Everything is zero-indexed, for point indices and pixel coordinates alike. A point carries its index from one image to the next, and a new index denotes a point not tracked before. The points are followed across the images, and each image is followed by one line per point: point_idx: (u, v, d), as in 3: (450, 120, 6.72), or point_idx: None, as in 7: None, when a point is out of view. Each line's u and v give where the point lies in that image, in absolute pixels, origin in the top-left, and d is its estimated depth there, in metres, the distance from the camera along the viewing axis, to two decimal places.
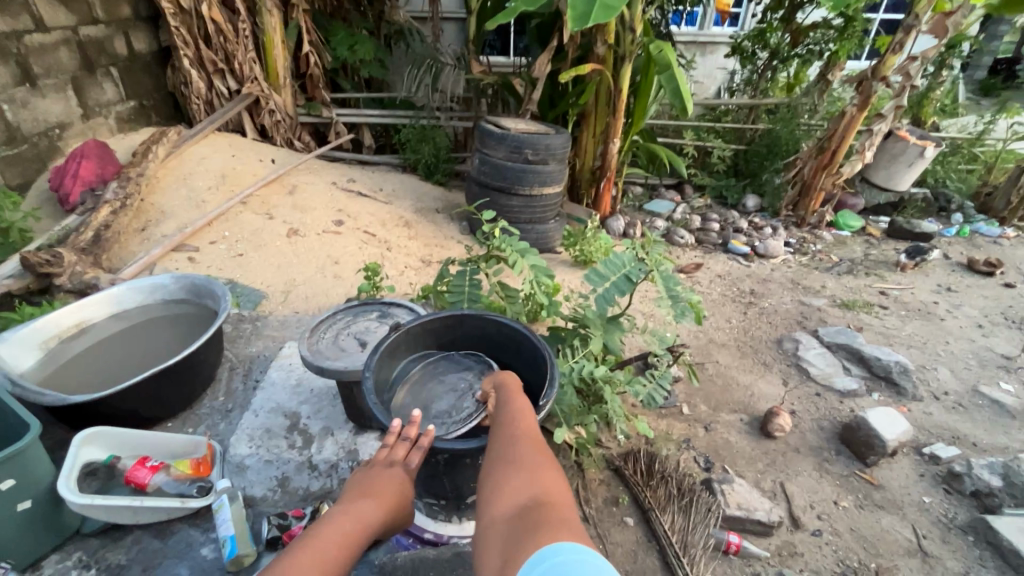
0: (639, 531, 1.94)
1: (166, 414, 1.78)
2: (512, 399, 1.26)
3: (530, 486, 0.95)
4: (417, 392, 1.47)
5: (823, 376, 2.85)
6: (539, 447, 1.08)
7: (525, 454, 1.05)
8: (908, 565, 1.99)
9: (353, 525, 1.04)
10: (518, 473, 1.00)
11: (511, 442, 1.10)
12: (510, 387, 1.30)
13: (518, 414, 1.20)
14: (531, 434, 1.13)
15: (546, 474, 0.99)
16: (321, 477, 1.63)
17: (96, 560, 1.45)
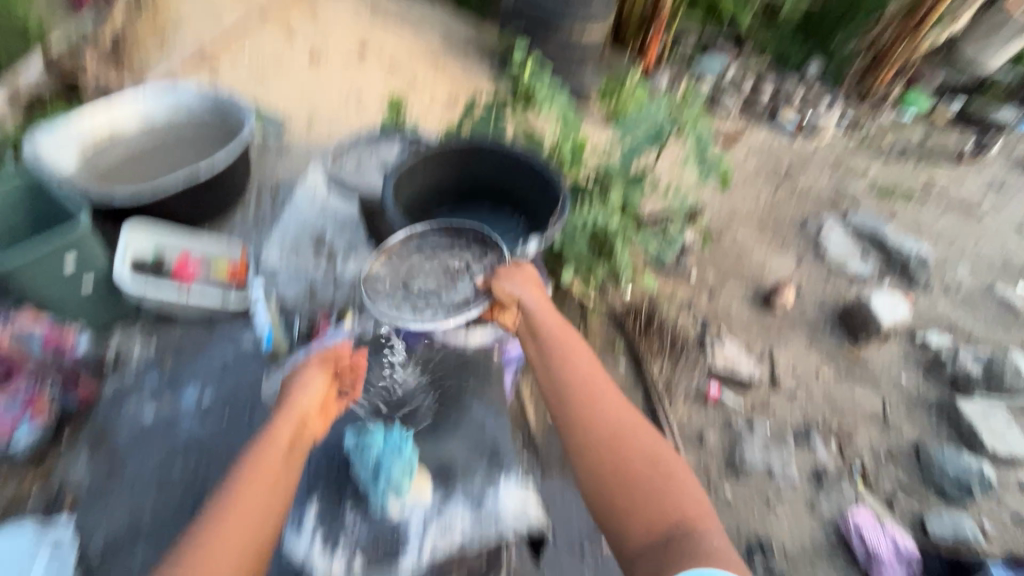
0: (629, 373, 2.11)
1: (202, 220, 1.91)
2: (572, 358, 1.25)
3: (654, 497, 1.08)
4: (399, 271, 1.41)
5: (838, 259, 2.85)
6: (631, 433, 1.17)
7: (626, 448, 1.14)
8: (867, 427, 2.20)
9: (280, 455, 1.09)
10: (630, 480, 1.10)
11: (616, 439, 1.15)
12: (558, 338, 1.27)
13: (587, 385, 1.22)
14: (614, 412, 1.19)
15: (658, 473, 1.11)
16: (346, 289, 1.78)
17: (156, 335, 1.68)
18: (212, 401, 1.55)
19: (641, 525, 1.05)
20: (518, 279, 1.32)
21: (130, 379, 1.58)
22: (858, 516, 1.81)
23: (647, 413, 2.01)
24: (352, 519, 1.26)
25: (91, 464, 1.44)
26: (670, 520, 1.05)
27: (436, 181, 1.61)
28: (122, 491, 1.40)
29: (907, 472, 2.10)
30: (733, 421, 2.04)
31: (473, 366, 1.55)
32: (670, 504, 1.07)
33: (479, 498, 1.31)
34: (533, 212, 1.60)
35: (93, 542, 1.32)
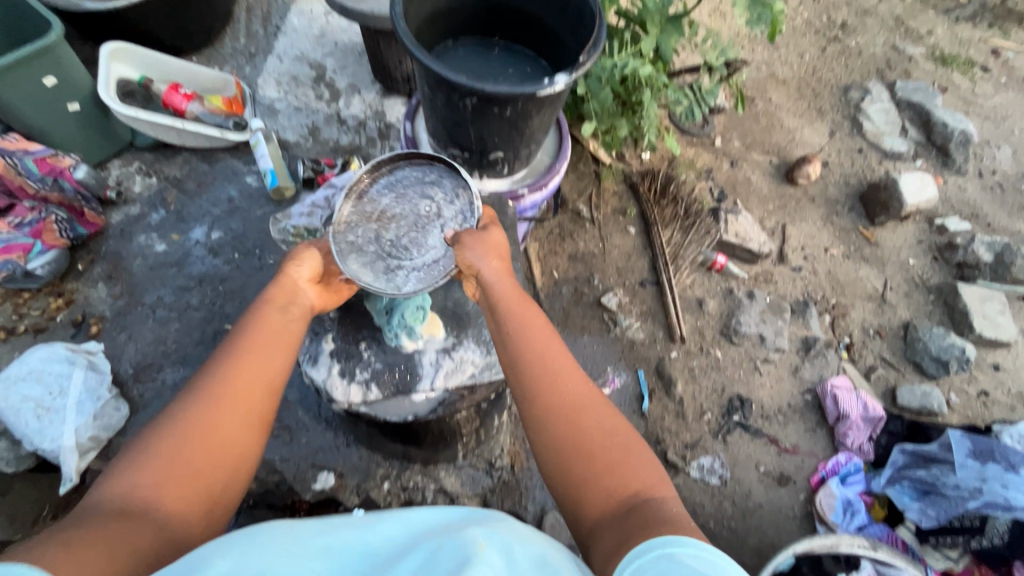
0: (638, 240, 2.09)
1: (190, 46, 1.75)
2: (518, 321, 0.95)
3: (612, 473, 0.79)
4: (367, 218, 1.19)
5: (874, 134, 2.66)
6: (589, 399, 0.86)
7: (584, 416, 0.84)
8: (863, 306, 2.25)
9: (278, 325, 0.92)
10: (587, 456, 0.80)
11: (567, 408, 0.85)
12: (504, 298, 0.98)
13: (540, 346, 0.92)
14: (570, 374, 0.89)
15: (618, 447, 0.81)
16: (350, 133, 1.67)
17: (155, 171, 1.63)
18: (220, 240, 1.55)
19: (597, 505, 0.77)
20: (475, 245, 1.04)
21: (136, 213, 1.58)
22: (837, 383, 1.91)
23: (651, 280, 2.02)
24: (365, 353, 1.20)
25: (110, 292, 1.49)
26: (629, 492, 0.77)
27: (449, 2, 1.33)
28: (144, 318, 1.46)
29: (891, 348, 2.19)
30: (734, 291, 2.07)
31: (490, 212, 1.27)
32: (630, 477, 0.78)
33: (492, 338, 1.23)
34: (561, 46, 1.36)
35: (123, 361, 1.41)
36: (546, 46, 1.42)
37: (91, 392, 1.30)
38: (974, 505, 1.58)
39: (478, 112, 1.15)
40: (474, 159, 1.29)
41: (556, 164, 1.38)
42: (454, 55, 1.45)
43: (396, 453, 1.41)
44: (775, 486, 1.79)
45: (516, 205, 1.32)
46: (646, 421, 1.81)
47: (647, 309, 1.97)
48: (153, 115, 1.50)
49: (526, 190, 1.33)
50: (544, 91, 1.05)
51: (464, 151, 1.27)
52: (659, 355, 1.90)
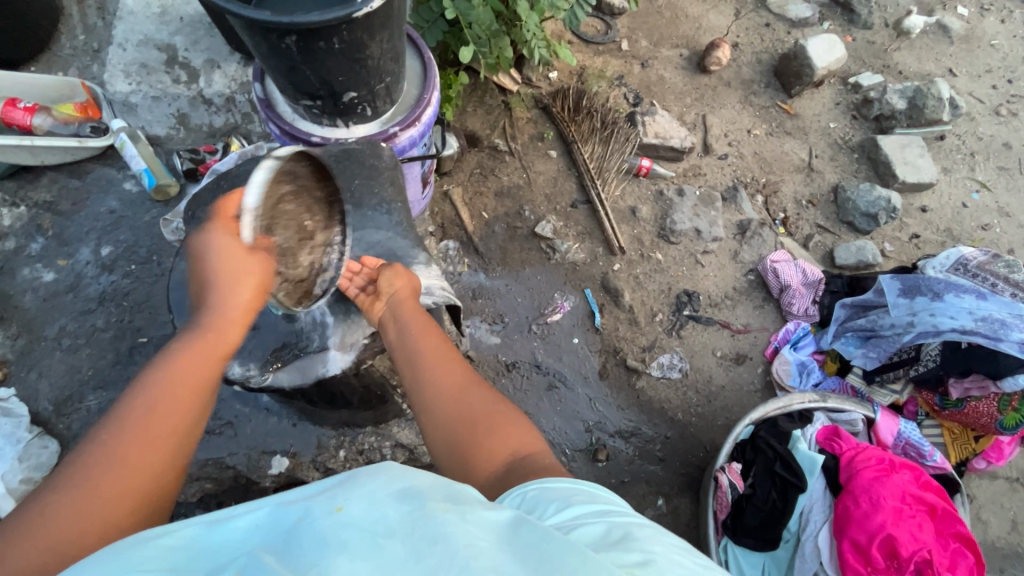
0: (560, 162, 2.06)
1: (22, 54, 1.59)
2: (417, 331, 1.04)
3: (494, 440, 0.83)
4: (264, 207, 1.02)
5: (778, 5, 2.62)
6: (473, 386, 0.93)
7: (468, 400, 0.91)
8: (792, 179, 2.29)
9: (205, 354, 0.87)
10: (470, 429, 0.85)
11: (456, 392, 0.92)
12: (408, 313, 1.07)
13: (431, 349, 1.01)
14: (453, 368, 0.97)
15: (499, 417, 0.87)
16: (222, 112, 1.61)
17: (22, 199, 1.51)
18: (112, 254, 1.48)
19: (482, 468, 0.80)
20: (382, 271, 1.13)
21: (12, 247, 1.47)
22: (776, 258, 1.96)
23: (582, 199, 2.01)
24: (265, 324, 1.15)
25: (6, 334, 1.41)
26: (508, 454, 0.81)
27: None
28: (51, 351, 1.39)
29: (824, 214, 2.25)
30: (664, 192, 2.07)
31: (358, 155, 1.23)
32: (511, 440, 0.83)
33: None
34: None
35: (40, 399, 1.36)
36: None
37: (8, 436, 1.27)
38: (909, 338, 1.67)
39: (305, 51, 1.06)
40: (329, 105, 1.21)
41: (424, 96, 1.33)
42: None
43: (342, 421, 1.44)
44: (732, 366, 1.87)
45: (391, 146, 1.28)
46: (601, 335, 1.85)
47: (582, 228, 1.97)
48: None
49: (397, 128, 1.29)
50: (359, 12, 0.99)
51: (317, 99, 1.19)
52: (602, 270, 1.92)
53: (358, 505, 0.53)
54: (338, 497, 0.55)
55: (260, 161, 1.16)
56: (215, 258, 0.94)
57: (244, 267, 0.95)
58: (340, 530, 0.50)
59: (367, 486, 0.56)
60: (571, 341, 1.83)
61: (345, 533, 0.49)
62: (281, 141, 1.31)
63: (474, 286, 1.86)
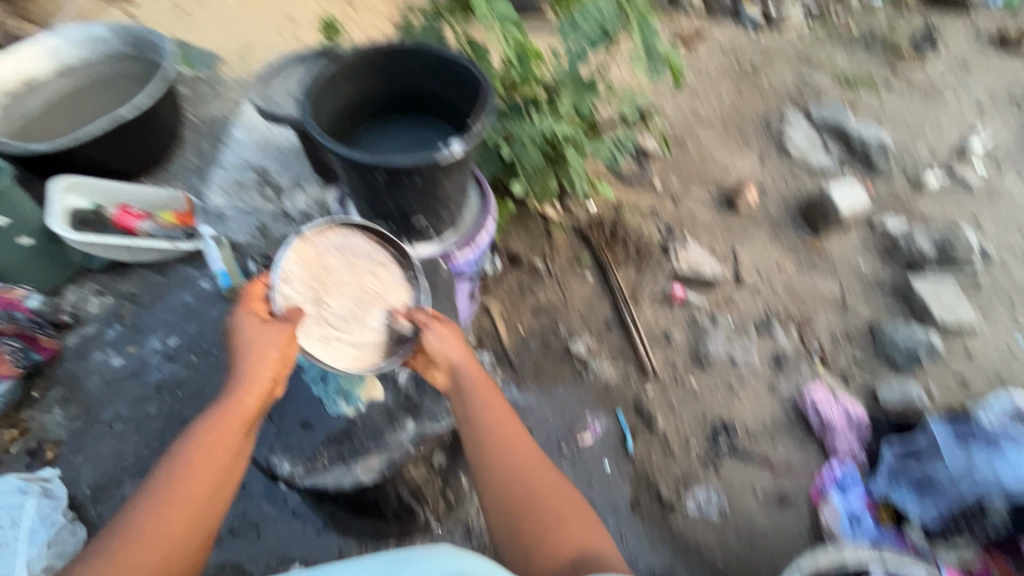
0: (596, 284, 2.16)
1: (140, 169, 1.87)
2: (486, 411, 1.17)
3: (561, 532, 1.04)
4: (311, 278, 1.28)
5: (800, 154, 2.85)
6: (535, 468, 1.12)
7: (532, 484, 1.10)
8: (826, 313, 2.31)
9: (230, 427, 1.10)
10: (539, 516, 1.06)
11: (528, 482, 1.10)
12: (476, 390, 1.19)
13: (502, 430, 1.16)
14: (520, 449, 1.14)
15: (564, 510, 1.07)
16: (297, 225, 1.80)
17: (111, 288, 1.68)
18: (177, 345, 1.59)
19: (550, 558, 1.00)
20: (449, 339, 1.23)
21: (92, 332, 1.61)
22: (815, 393, 1.92)
23: (615, 319, 2.07)
24: (315, 427, 1.29)
25: (65, 415, 1.50)
26: (570, 545, 1.02)
27: (359, 91, 1.42)
28: (102, 435, 1.47)
29: (862, 350, 2.23)
30: (698, 319, 2.11)
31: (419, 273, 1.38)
32: (576, 536, 1.03)
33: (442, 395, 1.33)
34: (463, 116, 1.44)
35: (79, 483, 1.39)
36: (450, 116, 1.48)
37: (43, 518, 1.30)
38: (967, 488, 1.56)
39: (391, 184, 1.22)
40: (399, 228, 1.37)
41: (482, 222, 1.49)
42: (372, 138, 1.51)
43: (368, 533, 1.39)
44: (775, 507, 1.74)
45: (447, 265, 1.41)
46: (633, 461, 1.79)
47: (615, 348, 2.00)
48: (102, 237, 1.58)
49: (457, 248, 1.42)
50: (442, 157, 1.16)
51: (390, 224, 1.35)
52: (635, 393, 1.91)
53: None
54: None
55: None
56: (245, 359, 1.14)
57: (262, 346, 1.14)
58: None
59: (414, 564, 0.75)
60: (602, 465, 1.78)
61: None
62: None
63: (506, 400, 1.87)
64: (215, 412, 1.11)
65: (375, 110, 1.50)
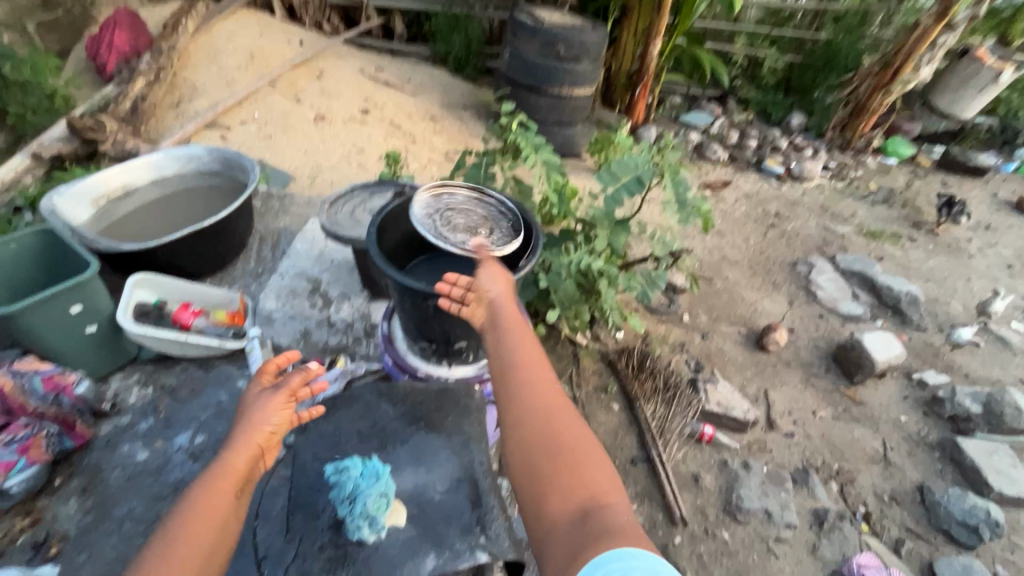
0: (622, 416, 2.12)
1: (205, 269, 2.05)
2: (514, 344, 1.14)
3: (571, 477, 0.89)
4: (466, 203, 1.45)
5: (829, 301, 2.88)
6: (561, 414, 1.00)
7: (552, 425, 0.97)
8: (869, 470, 2.16)
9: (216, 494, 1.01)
10: (554, 462, 0.92)
11: (541, 414, 0.99)
12: (507, 325, 1.17)
13: (526, 361, 1.10)
14: (544, 382, 1.06)
15: (579, 455, 0.93)
16: (338, 332, 1.90)
17: (152, 381, 1.79)
18: (203, 443, 1.60)
19: (558, 507, 0.85)
20: (496, 275, 1.25)
21: (124, 423, 1.67)
22: (865, 561, 1.74)
23: (642, 456, 2.00)
24: (328, 552, 1.17)
25: (80, 507, 1.50)
26: (580, 497, 0.86)
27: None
28: (107, 534, 1.41)
29: (913, 516, 2.04)
30: (729, 463, 2.01)
31: (452, 396, 1.44)
32: (587, 484, 0.88)
33: (471, 524, 1.22)
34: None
35: None
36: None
37: None
38: None
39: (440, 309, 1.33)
40: (439, 348, 1.45)
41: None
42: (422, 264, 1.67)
43: None
44: None
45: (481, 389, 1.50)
46: None
47: (641, 488, 1.90)
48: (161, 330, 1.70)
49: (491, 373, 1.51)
50: None
51: (431, 343, 1.43)
52: (663, 542, 1.77)
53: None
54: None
55: (374, 389, 1.46)
56: (251, 421, 1.13)
57: (264, 415, 1.14)
58: None
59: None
60: None
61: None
62: (391, 369, 1.56)
63: None
64: (208, 477, 1.04)
65: None
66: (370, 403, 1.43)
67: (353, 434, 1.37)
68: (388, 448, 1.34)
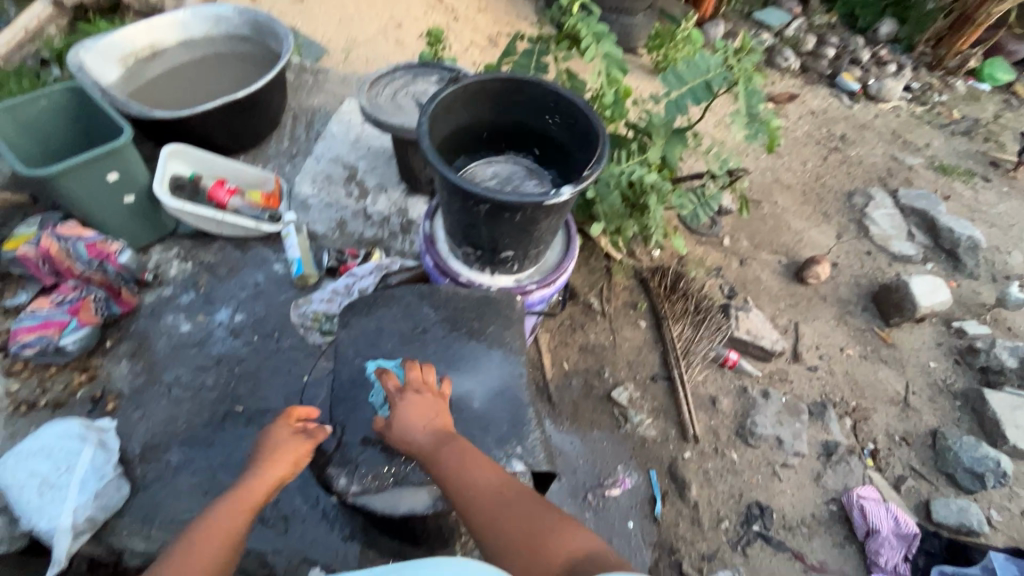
0: (648, 334, 2.11)
1: (238, 146, 2.00)
2: (438, 451, 1.06)
3: (551, 547, 0.90)
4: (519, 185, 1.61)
5: (881, 237, 2.72)
6: (513, 500, 0.99)
7: (508, 518, 0.96)
8: (885, 410, 2.17)
9: (217, 528, 1.01)
10: (528, 554, 0.91)
11: (495, 508, 0.98)
12: (430, 431, 1.09)
13: (452, 461, 1.05)
14: (479, 472, 1.03)
15: (545, 522, 0.94)
16: (375, 225, 1.90)
17: (192, 256, 1.81)
18: (242, 322, 1.70)
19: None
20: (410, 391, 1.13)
21: (167, 295, 1.73)
22: (864, 493, 1.80)
23: (662, 374, 2.02)
24: (366, 447, 1.18)
25: (131, 369, 1.60)
26: (563, 559, 0.88)
27: (473, 117, 1.52)
28: (159, 396, 1.57)
29: (920, 457, 2.08)
30: (748, 390, 2.03)
31: (492, 302, 1.39)
32: (567, 544, 0.90)
33: (505, 437, 1.20)
34: (569, 155, 1.53)
35: (132, 440, 1.49)
36: (555, 151, 1.58)
37: (97, 470, 1.35)
38: None
39: (491, 216, 1.29)
40: (486, 255, 1.42)
41: (564, 263, 1.52)
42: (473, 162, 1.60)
43: (392, 551, 1.40)
44: None
45: (524, 300, 1.46)
46: (659, 527, 1.72)
47: (658, 404, 1.95)
48: (199, 208, 1.71)
49: (535, 285, 1.47)
50: (550, 200, 1.20)
51: (477, 249, 1.41)
52: (671, 455, 1.85)
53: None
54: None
55: (416, 291, 1.39)
56: (265, 453, 1.11)
57: (282, 454, 1.11)
58: None
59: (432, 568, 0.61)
60: (625, 524, 1.72)
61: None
62: (432, 271, 1.54)
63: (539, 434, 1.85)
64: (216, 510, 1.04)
65: (481, 134, 1.59)
66: (411, 304, 1.37)
67: (392, 332, 1.33)
68: (429, 349, 1.31)
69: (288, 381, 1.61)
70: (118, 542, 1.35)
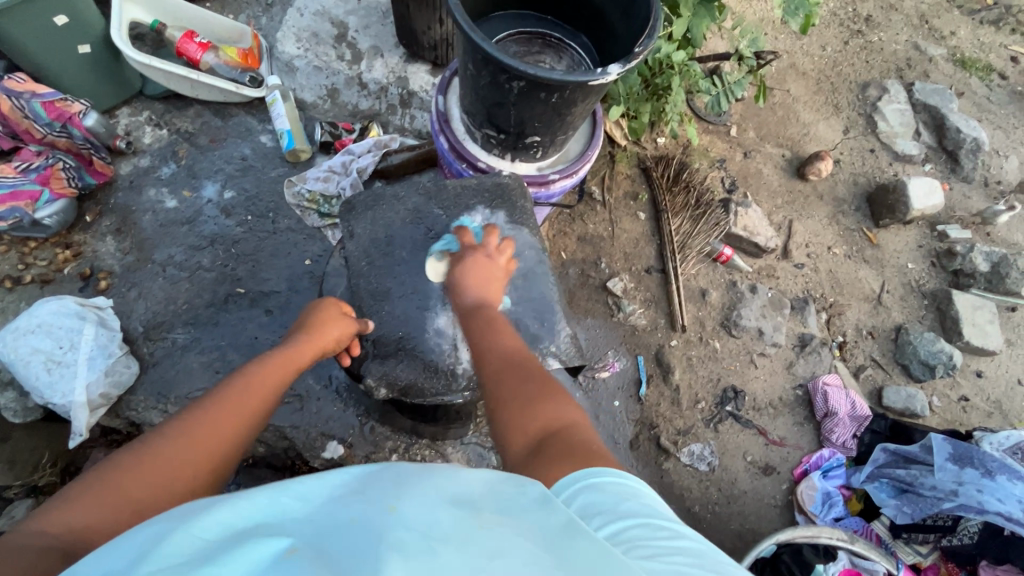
0: (646, 226, 2.09)
1: None
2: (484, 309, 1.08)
3: (540, 408, 0.79)
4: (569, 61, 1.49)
5: (887, 134, 2.64)
6: (524, 366, 0.91)
7: (520, 373, 0.88)
8: (859, 306, 2.28)
9: (260, 380, 0.93)
10: (513, 398, 0.83)
11: (512, 366, 0.91)
12: (485, 286, 1.12)
13: (485, 322, 1.04)
14: (506, 338, 0.99)
15: (547, 391, 0.83)
16: (370, 98, 1.76)
17: (166, 123, 1.68)
18: (233, 200, 1.61)
19: (518, 439, 0.76)
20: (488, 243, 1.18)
21: (145, 165, 1.62)
22: (828, 380, 1.96)
23: (657, 267, 2.04)
24: (404, 355, 1.20)
25: (119, 246, 1.53)
26: (546, 421, 0.77)
27: None
28: (153, 276, 1.51)
29: (881, 349, 2.24)
30: (737, 284, 2.09)
31: (510, 191, 1.35)
32: (555, 412, 0.78)
33: (538, 336, 1.22)
34: (609, 26, 1.38)
35: (132, 318, 1.47)
36: (592, 20, 1.43)
37: (102, 348, 1.35)
38: (948, 505, 1.70)
39: (522, 95, 1.21)
40: (509, 140, 1.35)
41: (587, 153, 1.46)
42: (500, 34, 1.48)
43: (406, 428, 1.50)
44: (759, 475, 1.85)
45: (545, 190, 1.42)
46: (642, 406, 1.87)
47: (650, 295, 2.00)
48: (170, 66, 1.56)
49: (556, 176, 1.42)
50: (595, 80, 1.11)
51: (501, 133, 1.34)
52: (659, 342, 1.94)
53: (411, 507, 0.51)
54: (390, 498, 0.53)
55: (421, 189, 1.33)
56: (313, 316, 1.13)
57: (329, 326, 1.13)
58: (394, 528, 0.48)
59: (419, 492, 0.54)
60: (612, 403, 1.85)
61: (402, 531, 0.47)
62: (446, 155, 1.46)
63: None
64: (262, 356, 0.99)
65: None
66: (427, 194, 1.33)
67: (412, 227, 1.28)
68: None
69: (288, 263, 1.57)
70: (134, 415, 1.39)
